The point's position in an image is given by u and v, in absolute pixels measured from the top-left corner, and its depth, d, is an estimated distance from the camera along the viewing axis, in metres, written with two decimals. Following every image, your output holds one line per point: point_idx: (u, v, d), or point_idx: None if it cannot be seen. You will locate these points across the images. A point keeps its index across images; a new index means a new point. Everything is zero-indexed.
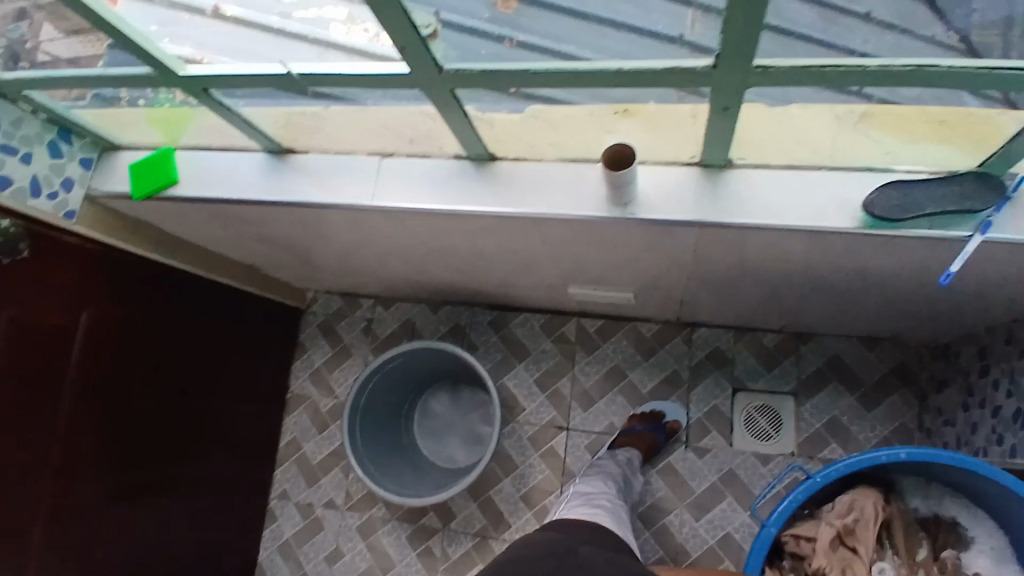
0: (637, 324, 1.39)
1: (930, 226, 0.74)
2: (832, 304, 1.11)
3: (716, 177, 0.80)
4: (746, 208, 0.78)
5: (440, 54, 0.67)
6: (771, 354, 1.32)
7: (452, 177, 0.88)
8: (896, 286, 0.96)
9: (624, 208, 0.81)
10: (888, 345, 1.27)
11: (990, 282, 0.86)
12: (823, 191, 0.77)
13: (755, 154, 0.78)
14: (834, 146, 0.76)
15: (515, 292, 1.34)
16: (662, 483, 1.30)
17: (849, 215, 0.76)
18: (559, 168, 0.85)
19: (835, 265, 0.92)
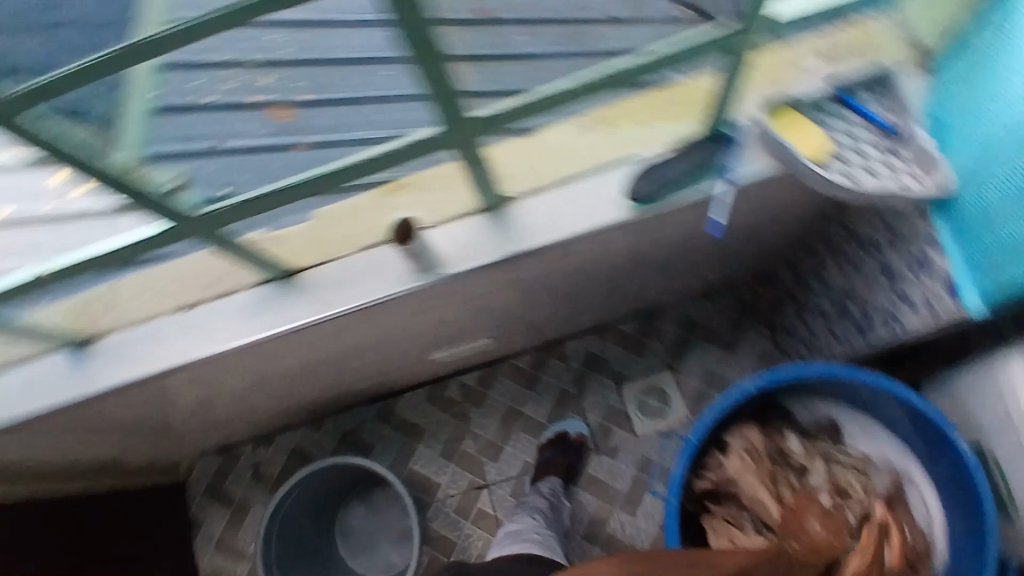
0: (511, 361, 1.43)
1: (685, 192, 0.84)
2: (661, 279, 1.20)
3: (498, 217, 0.85)
4: (535, 231, 0.84)
5: (196, 199, 0.69)
6: (635, 338, 1.40)
7: (259, 304, 0.88)
8: (698, 242, 1.06)
9: (433, 273, 0.84)
10: (724, 291, 1.39)
11: (763, 213, 0.98)
12: (591, 195, 0.84)
13: (521, 184, 0.84)
14: (579, 153, 0.84)
15: (386, 378, 1.33)
16: (590, 496, 1.33)
17: (620, 207, 0.84)
18: (359, 257, 0.86)
19: (641, 245, 1.00)
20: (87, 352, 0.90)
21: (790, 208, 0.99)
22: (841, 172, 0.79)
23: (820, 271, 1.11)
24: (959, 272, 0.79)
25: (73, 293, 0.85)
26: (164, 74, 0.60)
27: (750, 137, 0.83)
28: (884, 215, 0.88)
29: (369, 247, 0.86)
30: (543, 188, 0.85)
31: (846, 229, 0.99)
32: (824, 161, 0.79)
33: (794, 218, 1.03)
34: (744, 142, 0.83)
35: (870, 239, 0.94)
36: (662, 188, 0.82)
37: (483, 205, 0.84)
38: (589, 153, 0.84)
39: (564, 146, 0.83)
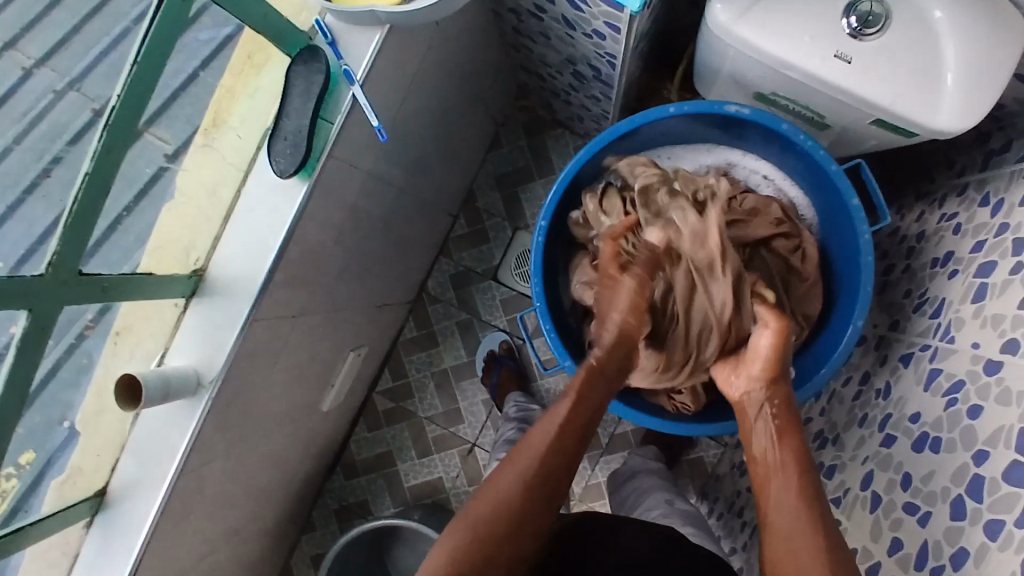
0: (402, 339, 1.37)
1: (331, 119, 0.76)
2: (430, 180, 1.12)
3: (209, 293, 0.79)
4: (249, 273, 0.77)
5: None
6: (474, 231, 1.34)
7: (108, 535, 0.82)
8: (420, 129, 0.96)
9: (204, 387, 0.78)
10: (503, 129, 1.32)
11: (433, 60, 0.88)
12: (257, 206, 0.77)
13: (198, 253, 0.79)
14: (217, 189, 0.80)
15: (318, 450, 1.28)
16: (553, 377, 1.32)
17: (291, 188, 0.76)
18: (138, 431, 0.81)
19: (373, 180, 0.90)
20: None
21: (455, 37, 0.90)
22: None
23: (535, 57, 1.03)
24: None
25: None
26: None
27: (335, 26, 0.76)
28: None
29: (138, 415, 0.81)
30: (219, 237, 0.79)
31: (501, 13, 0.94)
32: None
33: (467, 39, 0.94)
34: (340, 35, 0.76)
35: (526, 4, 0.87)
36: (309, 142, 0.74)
37: (187, 295, 0.78)
38: (230, 175, 0.79)
39: (198, 197, 0.81)
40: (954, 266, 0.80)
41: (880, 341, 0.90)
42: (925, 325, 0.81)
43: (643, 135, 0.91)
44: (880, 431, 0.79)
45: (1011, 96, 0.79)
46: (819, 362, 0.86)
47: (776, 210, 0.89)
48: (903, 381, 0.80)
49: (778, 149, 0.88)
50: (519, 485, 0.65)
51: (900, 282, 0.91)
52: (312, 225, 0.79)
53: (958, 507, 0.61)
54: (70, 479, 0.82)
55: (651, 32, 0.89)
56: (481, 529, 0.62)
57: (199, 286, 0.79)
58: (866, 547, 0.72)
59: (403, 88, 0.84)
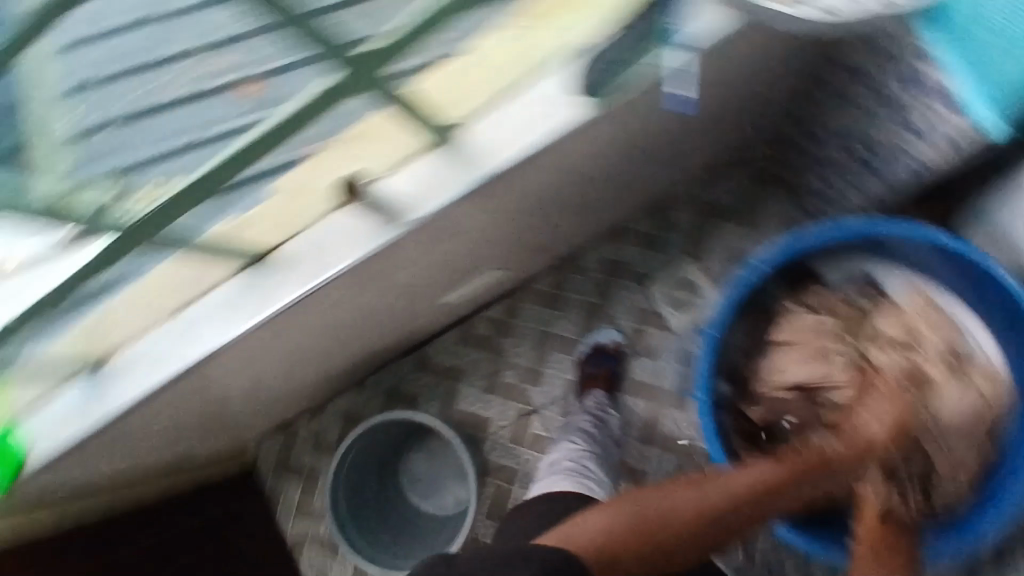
0: (532, 285, 1.40)
1: (639, 71, 0.74)
2: (655, 168, 1.13)
3: (457, 145, 0.77)
4: (500, 154, 0.76)
5: (123, 209, 0.64)
6: (652, 234, 1.34)
7: (245, 291, 0.83)
8: (684, 120, 0.97)
9: (396, 223, 0.79)
10: (735, 163, 1.31)
11: (743, 72, 0.88)
12: (546, 98, 0.75)
13: (468, 105, 0.75)
14: (524, 58, 0.73)
15: (410, 330, 1.33)
16: (638, 400, 1.32)
17: (577, 105, 0.74)
18: (324, 223, 0.80)
19: (621, 140, 0.93)
20: (97, 378, 0.91)
21: (775, 60, 0.89)
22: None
23: (824, 119, 1.01)
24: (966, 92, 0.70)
25: (67, 332, 0.84)
26: (69, 102, 0.58)
27: None
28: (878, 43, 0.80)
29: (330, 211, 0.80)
30: (495, 105, 0.76)
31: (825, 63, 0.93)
32: None
33: (781, 68, 0.93)
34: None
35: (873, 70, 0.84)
36: (615, 75, 0.73)
37: (439, 137, 0.76)
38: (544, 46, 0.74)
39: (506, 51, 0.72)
40: None
41: None
42: None
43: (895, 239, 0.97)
44: None
45: None
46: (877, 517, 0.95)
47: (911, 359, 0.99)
48: None
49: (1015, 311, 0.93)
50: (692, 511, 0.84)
51: None
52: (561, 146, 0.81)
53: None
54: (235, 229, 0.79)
55: (960, 162, 0.85)
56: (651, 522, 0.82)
57: (451, 135, 0.77)
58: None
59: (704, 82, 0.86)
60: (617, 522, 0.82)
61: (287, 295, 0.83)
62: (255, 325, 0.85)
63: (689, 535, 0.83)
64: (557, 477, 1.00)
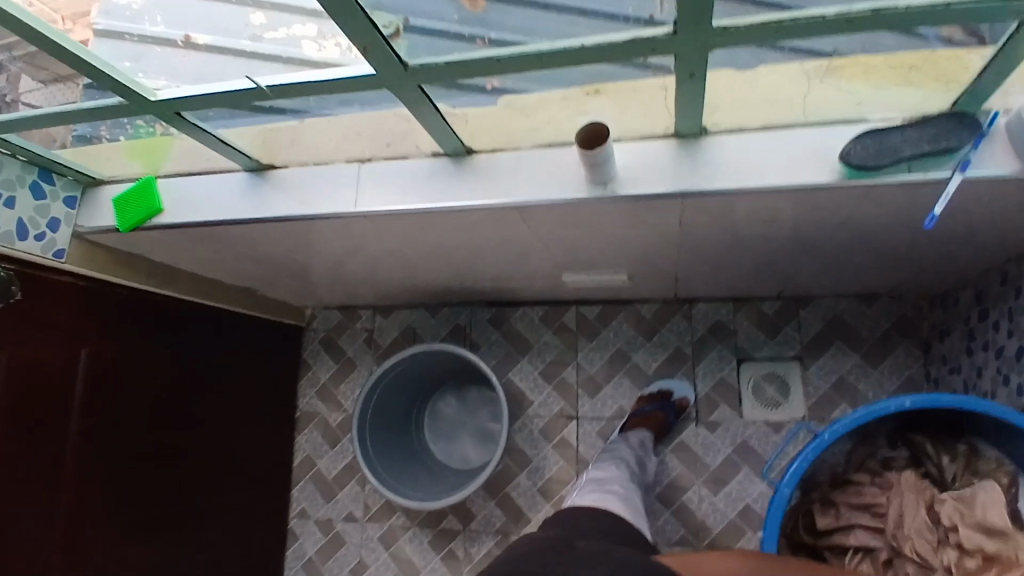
0: (635, 306, 1.39)
1: (910, 170, 0.74)
2: (818, 263, 1.11)
3: (688, 148, 0.80)
4: (724, 176, 0.78)
5: (408, 49, 0.66)
6: (770, 320, 1.32)
7: (431, 175, 0.88)
8: (887, 231, 0.95)
9: (604, 186, 0.81)
10: (885, 298, 1.27)
11: (977, 217, 0.85)
12: (792, 148, 0.77)
13: (721, 121, 0.79)
14: (787, 104, 0.77)
15: (510, 286, 1.35)
16: (676, 461, 1.30)
17: (827, 175, 0.75)
18: (535, 154, 0.85)
19: (822, 218, 0.91)
20: (259, 180, 0.94)
21: (1011, 226, 0.86)
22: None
23: (1015, 304, 0.96)
24: None
25: (257, 123, 0.89)
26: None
27: (999, 131, 0.73)
28: None
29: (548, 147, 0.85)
30: (742, 130, 0.79)
31: None
32: None
33: (1005, 232, 0.88)
34: (993, 138, 0.73)
35: None
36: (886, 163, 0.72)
37: (677, 132, 0.80)
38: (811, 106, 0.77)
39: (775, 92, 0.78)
40: None
41: None
42: None
43: None
44: None
45: None
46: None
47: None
48: None
49: None
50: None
51: None
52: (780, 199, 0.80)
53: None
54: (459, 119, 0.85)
55: None
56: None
57: (688, 139, 0.80)
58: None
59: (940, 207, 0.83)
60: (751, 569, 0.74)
61: (465, 198, 0.86)
62: (423, 211, 0.88)
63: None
64: (600, 493, 1.00)
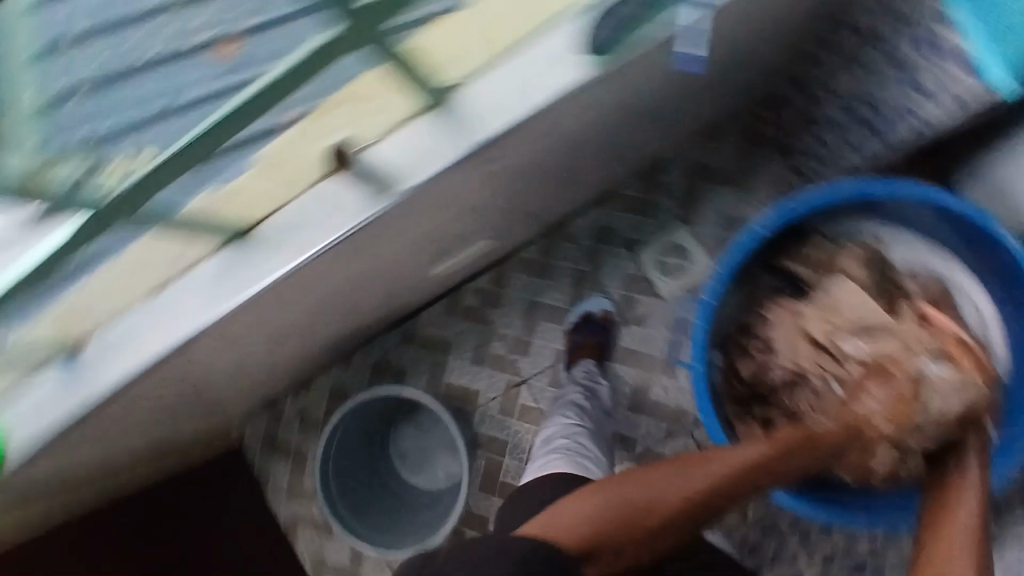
0: (520, 254, 1.36)
1: (644, 23, 0.73)
2: (644, 132, 1.09)
3: (444, 113, 0.75)
4: (486, 119, 0.74)
5: (107, 180, 0.63)
6: (641, 200, 1.31)
7: (227, 271, 0.78)
8: (676, 79, 0.92)
9: (390, 193, 0.75)
10: (727, 124, 1.27)
11: (738, 24, 0.83)
12: (532, 62, 0.73)
13: (455, 70, 0.73)
14: (502, 22, 0.73)
15: (397, 304, 1.30)
16: (629, 369, 1.30)
17: (581, 71, 0.73)
18: (308, 197, 0.77)
19: (613, 102, 0.88)
20: (72, 366, 0.85)
21: (774, 14, 0.85)
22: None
23: (822, 76, 0.96)
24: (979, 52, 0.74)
25: (30, 318, 0.77)
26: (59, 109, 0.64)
27: None
28: None
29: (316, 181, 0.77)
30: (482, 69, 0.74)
31: None
32: None
33: (769, 21, 0.87)
34: None
35: None
36: (613, 37, 0.72)
37: (425, 104, 0.74)
38: (532, 13, 0.73)
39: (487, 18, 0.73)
40: None
41: None
42: None
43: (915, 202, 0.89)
44: None
45: None
46: (898, 504, 0.94)
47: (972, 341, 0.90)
48: None
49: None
50: (706, 490, 0.75)
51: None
52: (555, 111, 0.76)
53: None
54: (234, 194, 0.74)
55: None
56: (653, 520, 0.74)
57: (444, 104, 0.74)
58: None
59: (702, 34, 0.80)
60: (592, 505, 0.74)
61: (272, 273, 0.78)
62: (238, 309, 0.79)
63: (677, 521, 0.75)
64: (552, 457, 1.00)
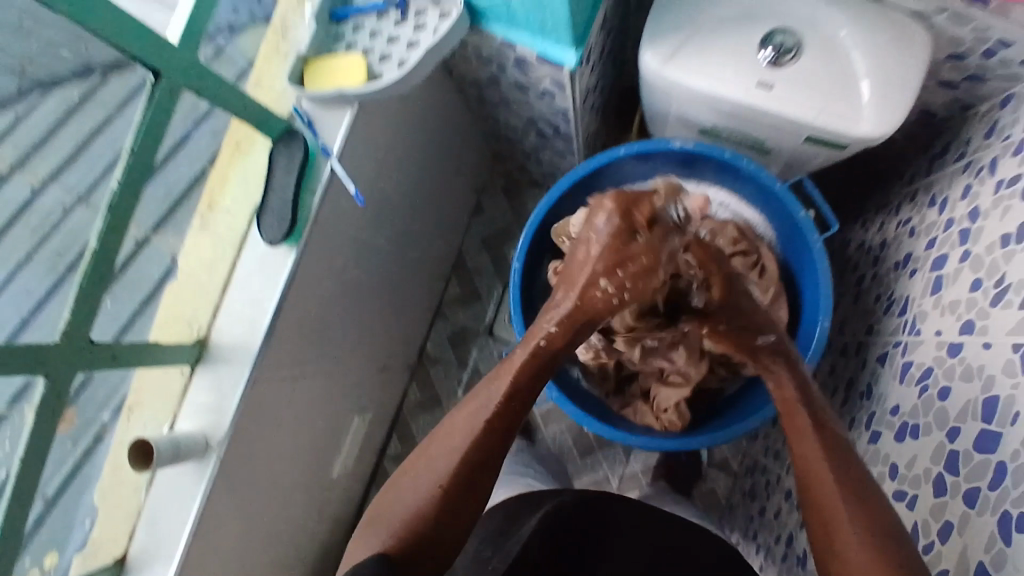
0: (408, 403, 1.39)
1: (313, 190, 0.77)
2: (419, 246, 1.18)
3: (212, 359, 0.78)
4: (248, 336, 0.77)
5: None
6: (467, 292, 1.39)
7: None
8: (404, 196, 1.03)
9: (212, 449, 0.76)
10: (485, 194, 1.40)
11: (411, 133, 0.96)
12: (252, 271, 0.78)
13: (200, 322, 0.78)
14: (213, 266, 0.79)
15: (333, 523, 1.27)
16: (558, 425, 1.34)
17: (285, 253, 0.77)
18: (153, 498, 0.77)
19: (364, 249, 0.96)
20: None
21: (428, 109, 0.97)
22: (393, 67, 0.76)
23: (503, 121, 1.10)
24: (535, 44, 0.76)
25: None
26: None
27: (312, 109, 0.77)
28: (473, 56, 0.88)
29: (152, 481, 0.78)
30: (219, 304, 0.78)
31: (465, 87, 1.02)
32: (374, 74, 0.76)
33: (438, 113, 1.01)
34: (316, 115, 0.77)
35: (488, 74, 0.93)
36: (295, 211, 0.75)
37: (190, 363, 0.77)
38: (226, 241, 0.79)
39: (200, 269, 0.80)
40: (913, 266, 0.89)
41: (858, 346, 0.97)
42: (896, 323, 0.88)
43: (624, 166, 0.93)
44: (867, 428, 0.84)
45: (941, 104, 0.91)
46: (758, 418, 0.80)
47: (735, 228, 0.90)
48: (883, 380, 0.86)
49: (771, 205, 0.89)
50: (400, 518, 0.61)
51: (870, 289, 1.00)
52: (307, 288, 0.82)
53: (938, 485, 0.66)
54: (88, 553, 0.77)
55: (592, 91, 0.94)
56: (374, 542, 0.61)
57: (203, 355, 0.78)
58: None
59: (388, 159, 0.91)
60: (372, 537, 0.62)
61: None
62: None
63: (432, 511, 0.60)
64: None
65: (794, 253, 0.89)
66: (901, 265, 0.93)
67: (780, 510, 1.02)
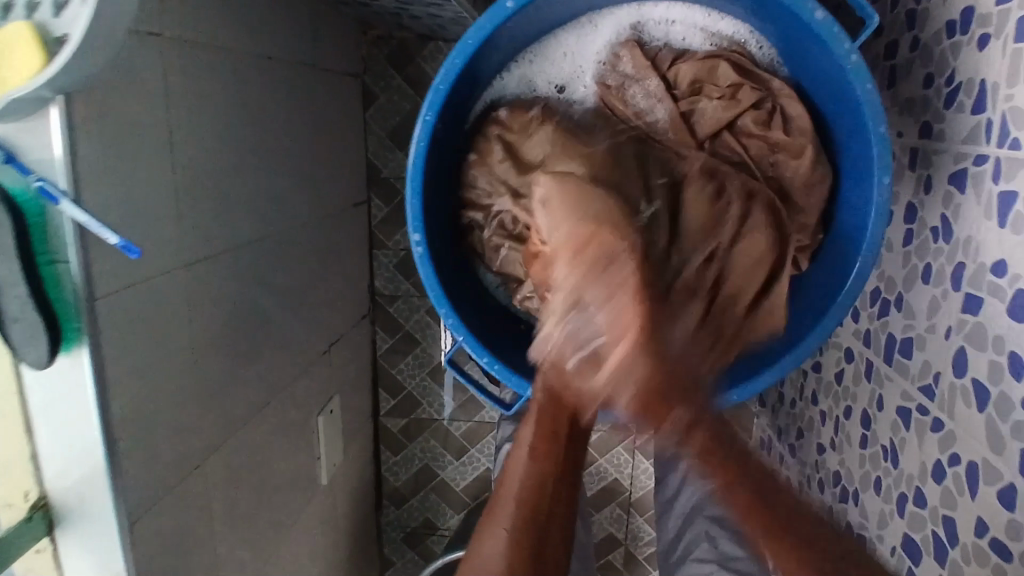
0: (381, 351, 1.19)
1: (66, 258, 0.48)
2: (301, 191, 0.88)
3: (67, 520, 0.57)
4: (88, 480, 0.55)
5: None
6: (396, 206, 1.11)
7: None
8: (236, 151, 0.71)
9: None
10: (369, 74, 1.05)
11: (191, 69, 0.61)
12: (51, 400, 0.53)
13: (22, 482, 0.56)
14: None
15: (350, 505, 1.15)
16: None
17: (66, 368, 0.51)
18: None
19: (208, 258, 0.67)
20: None
21: (204, 22, 0.62)
22: (77, 13, 0.43)
23: None
24: None
25: None
26: None
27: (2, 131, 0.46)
28: None
29: None
30: (33, 453, 0.55)
31: None
32: (59, 38, 0.43)
33: (223, 16, 0.65)
34: (10, 140, 0.46)
35: None
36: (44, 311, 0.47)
37: (46, 534, 0.57)
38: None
39: None
40: (983, 30, 0.58)
41: (914, 155, 0.69)
42: (969, 126, 0.60)
43: (536, 15, 0.59)
44: (956, 290, 0.61)
45: None
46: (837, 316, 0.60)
47: (729, 66, 0.61)
48: (965, 218, 0.60)
49: (770, 14, 0.58)
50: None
51: (915, 64, 0.69)
52: (134, 380, 0.56)
53: None
54: None
55: None
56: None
57: (54, 517, 0.57)
58: (987, 460, 0.56)
59: (171, 128, 0.58)
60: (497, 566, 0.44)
61: None
62: None
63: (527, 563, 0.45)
64: None
65: (816, 77, 0.60)
66: (956, 28, 0.62)
67: (841, 374, 0.83)
